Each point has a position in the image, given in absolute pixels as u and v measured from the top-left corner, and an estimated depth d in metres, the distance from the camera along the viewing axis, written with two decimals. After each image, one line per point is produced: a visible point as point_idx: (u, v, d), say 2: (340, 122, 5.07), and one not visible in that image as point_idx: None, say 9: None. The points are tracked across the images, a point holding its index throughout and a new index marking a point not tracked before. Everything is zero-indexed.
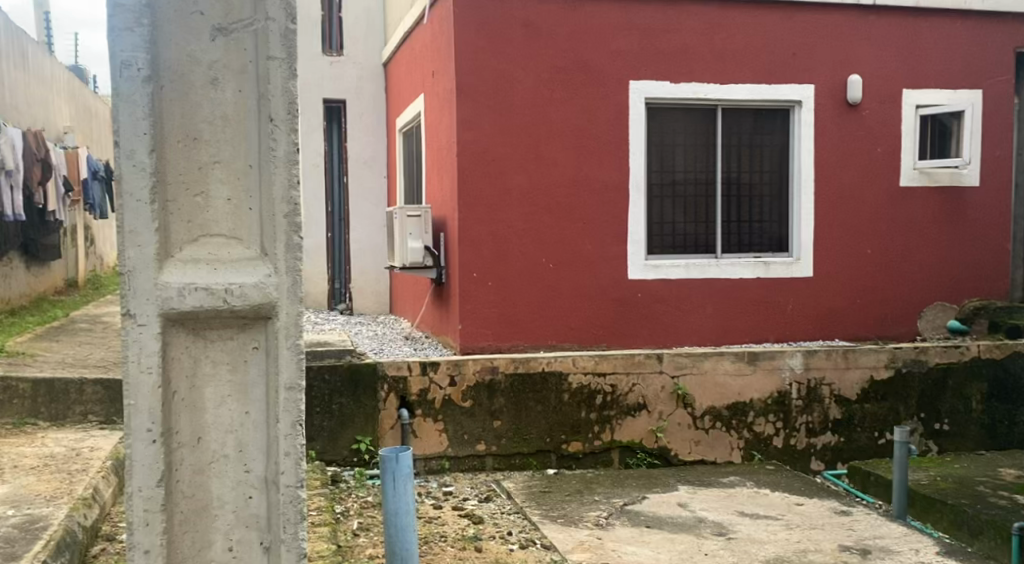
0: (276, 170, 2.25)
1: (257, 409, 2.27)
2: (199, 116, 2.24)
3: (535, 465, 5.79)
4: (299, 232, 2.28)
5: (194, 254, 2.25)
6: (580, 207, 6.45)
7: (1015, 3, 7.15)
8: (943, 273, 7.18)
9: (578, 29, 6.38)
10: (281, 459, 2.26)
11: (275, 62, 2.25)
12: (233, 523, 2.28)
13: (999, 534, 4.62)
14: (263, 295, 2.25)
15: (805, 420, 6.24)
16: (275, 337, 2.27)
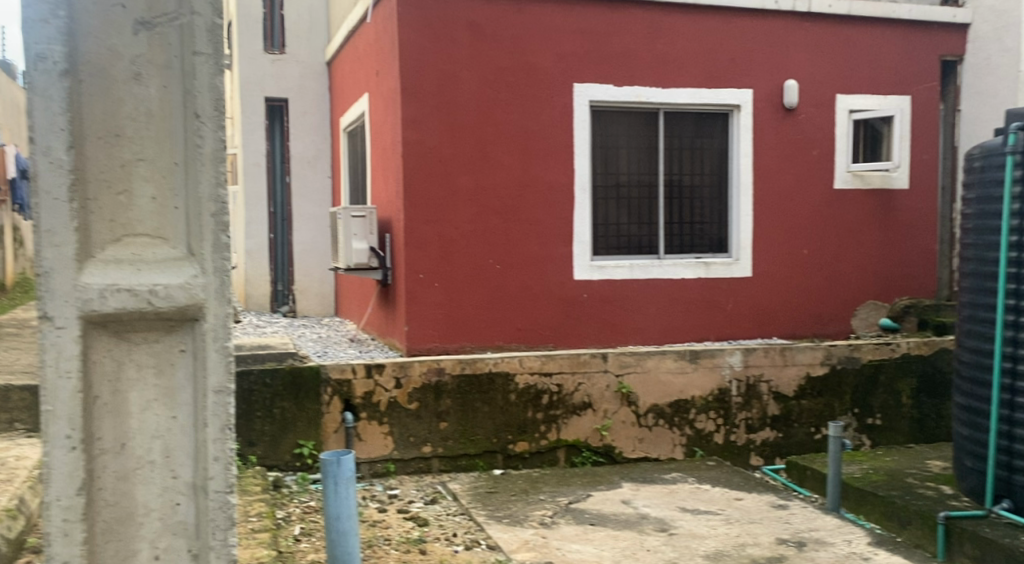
0: (203, 167, 2.18)
1: (184, 414, 2.21)
2: (122, 113, 2.14)
3: (482, 466, 5.80)
4: (227, 231, 2.21)
5: (116, 254, 2.16)
6: (526, 208, 6.45)
7: (941, 11, 7.36)
8: (878, 273, 7.36)
9: (520, 31, 6.38)
10: (211, 464, 2.20)
11: (201, 57, 2.18)
12: (158, 532, 2.21)
13: (926, 523, 4.74)
14: (190, 297, 2.17)
15: (745, 417, 6.33)
16: (202, 340, 2.19)
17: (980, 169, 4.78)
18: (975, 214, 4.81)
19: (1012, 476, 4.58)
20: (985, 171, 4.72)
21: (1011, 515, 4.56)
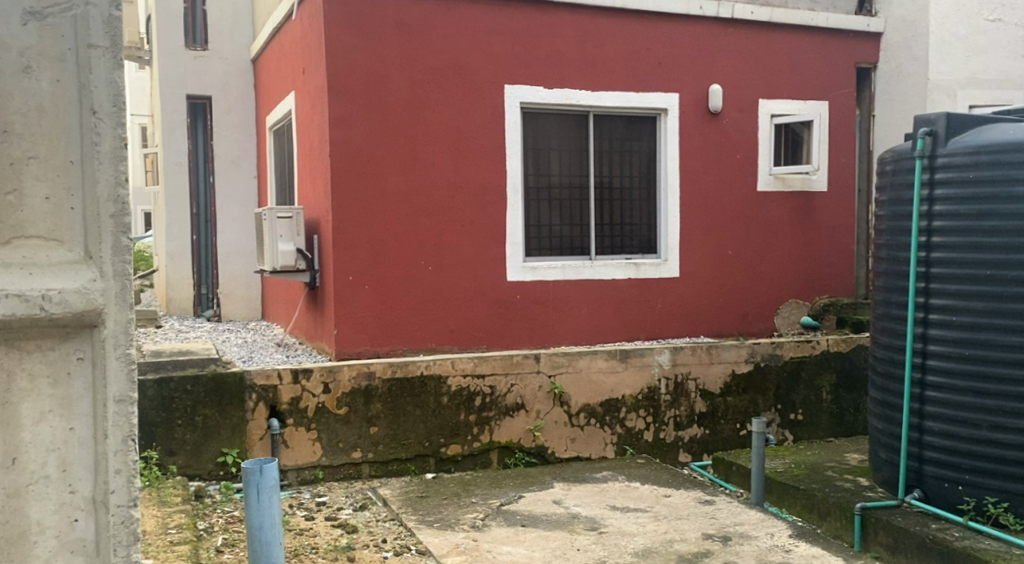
0: (102, 165, 1.80)
1: (84, 423, 1.81)
2: (12, 101, 1.73)
3: (413, 470, 5.75)
4: (126, 233, 1.85)
5: (7, 260, 1.73)
6: (457, 208, 6.41)
7: (856, 20, 7.55)
8: (799, 272, 7.54)
9: (450, 33, 6.34)
10: (112, 477, 1.83)
11: (97, 51, 1.80)
12: (54, 551, 1.79)
13: (844, 514, 4.87)
14: (87, 302, 1.77)
15: (673, 414, 6.41)
16: (103, 345, 1.81)
17: (892, 172, 4.93)
18: (888, 216, 4.95)
19: (923, 467, 4.73)
20: (897, 174, 4.87)
21: (922, 504, 4.71)
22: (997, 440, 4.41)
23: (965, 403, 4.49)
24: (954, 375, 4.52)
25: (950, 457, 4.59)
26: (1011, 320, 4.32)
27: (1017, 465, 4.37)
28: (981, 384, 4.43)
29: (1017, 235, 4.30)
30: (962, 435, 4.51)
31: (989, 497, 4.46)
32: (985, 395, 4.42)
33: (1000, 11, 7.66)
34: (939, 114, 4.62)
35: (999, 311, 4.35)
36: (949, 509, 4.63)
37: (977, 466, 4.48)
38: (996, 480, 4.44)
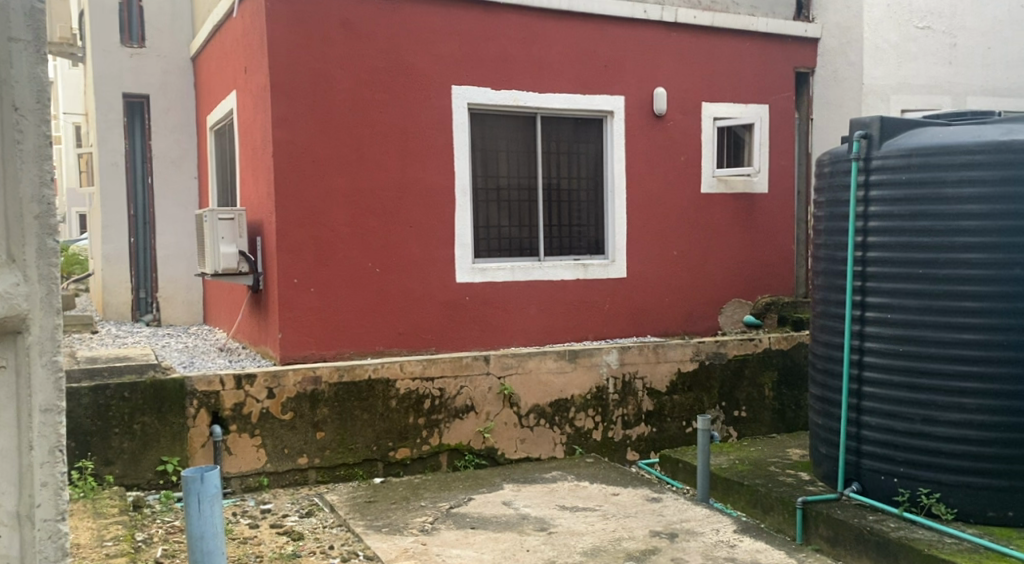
0: (23, 168, 2.02)
1: (6, 433, 2.03)
2: None
3: (361, 475, 5.69)
4: (52, 236, 2.08)
5: None
6: (405, 210, 6.37)
7: (794, 27, 7.73)
8: (742, 272, 7.65)
9: (395, 34, 6.30)
10: (37, 490, 2.05)
11: (18, 45, 2.03)
12: None
13: (786, 508, 4.95)
14: (11, 308, 1.99)
15: (621, 413, 6.45)
16: (26, 353, 2.04)
17: (829, 174, 5.02)
18: (826, 216, 5.03)
19: (860, 460, 4.82)
20: (834, 177, 4.96)
21: (860, 496, 4.81)
22: (930, 433, 4.53)
23: (900, 398, 4.60)
24: (890, 370, 4.63)
25: (885, 450, 4.69)
26: (944, 317, 4.45)
27: (949, 457, 4.50)
28: (915, 379, 4.54)
29: (948, 235, 4.43)
30: (898, 429, 4.62)
31: (922, 488, 4.59)
32: (918, 390, 4.54)
33: (930, 19, 7.64)
34: (873, 117, 4.73)
35: (932, 309, 4.48)
36: (885, 501, 4.74)
37: (912, 459, 4.59)
38: (929, 471, 4.56)
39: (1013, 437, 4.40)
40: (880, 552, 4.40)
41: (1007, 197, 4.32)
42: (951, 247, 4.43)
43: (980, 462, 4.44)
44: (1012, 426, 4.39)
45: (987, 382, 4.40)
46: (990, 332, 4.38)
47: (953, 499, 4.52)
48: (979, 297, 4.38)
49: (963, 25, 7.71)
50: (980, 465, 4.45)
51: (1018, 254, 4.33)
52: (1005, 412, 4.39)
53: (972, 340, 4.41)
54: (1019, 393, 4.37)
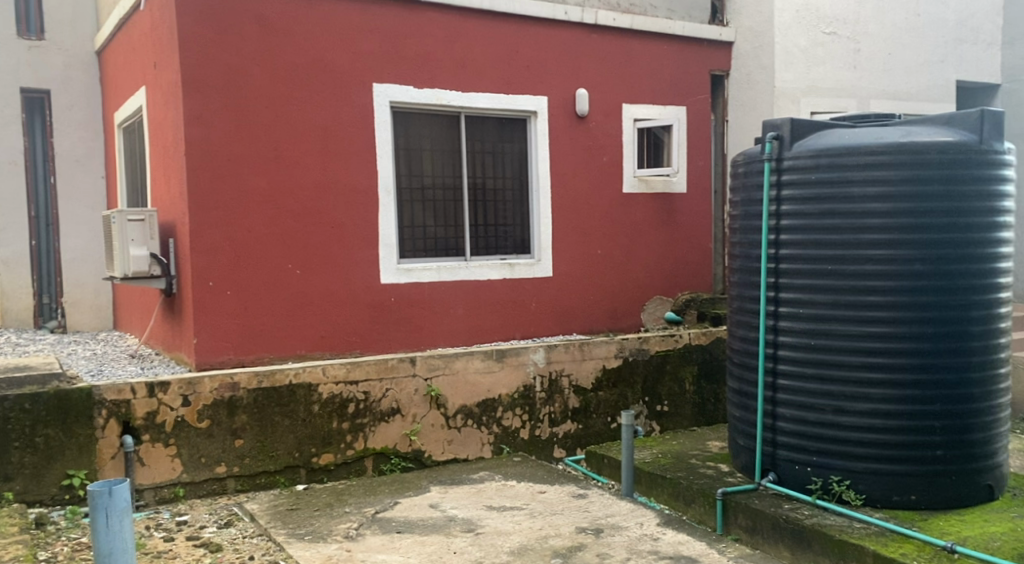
0: None
1: None
2: None
3: (283, 482, 5.57)
4: None
5: None
6: (326, 209, 6.26)
7: (710, 30, 7.85)
8: (663, 269, 7.73)
9: (314, 31, 6.19)
10: None
11: None
12: None
13: (706, 500, 5.02)
14: None
15: (548, 411, 6.46)
16: None
17: (743, 174, 5.09)
18: (741, 215, 5.11)
19: (776, 451, 4.91)
20: (748, 177, 5.03)
21: (776, 486, 4.89)
22: (840, 423, 4.66)
23: (812, 390, 4.72)
24: (804, 363, 4.74)
25: (799, 441, 4.80)
26: (851, 311, 4.59)
27: (858, 445, 4.63)
28: (826, 371, 4.67)
29: (855, 232, 4.58)
30: (811, 420, 4.73)
31: (833, 476, 4.71)
32: (829, 381, 4.66)
33: (835, 25, 7.86)
34: (784, 119, 4.82)
35: (840, 303, 4.61)
36: (799, 489, 4.84)
37: (823, 449, 4.71)
38: (840, 460, 4.69)
39: (916, 424, 4.57)
40: (794, 540, 4.52)
41: (909, 196, 4.50)
42: (857, 244, 4.57)
43: (887, 449, 4.59)
44: (915, 414, 4.56)
45: (892, 372, 4.55)
46: (895, 324, 4.54)
47: (861, 485, 4.66)
48: (884, 292, 4.54)
49: (866, 31, 8.01)
50: (886, 452, 4.60)
51: (919, 250, 4.51)
52: (909, 402, 4.55)
53: (878, 333, 4.56)
54: (922, 382, 4.55)
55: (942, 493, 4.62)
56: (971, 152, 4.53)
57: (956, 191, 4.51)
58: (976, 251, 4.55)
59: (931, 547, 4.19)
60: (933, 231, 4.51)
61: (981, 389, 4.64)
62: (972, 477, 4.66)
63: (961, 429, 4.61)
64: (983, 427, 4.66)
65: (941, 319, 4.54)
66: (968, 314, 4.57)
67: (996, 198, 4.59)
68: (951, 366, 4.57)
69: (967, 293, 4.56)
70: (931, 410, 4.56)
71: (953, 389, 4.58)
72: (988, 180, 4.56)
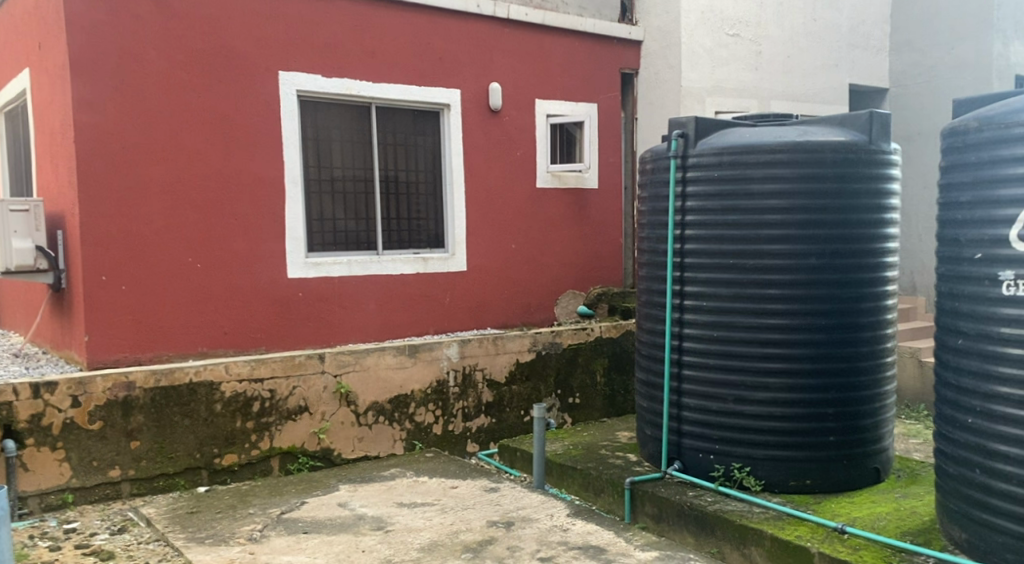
0: None
1: None
2: None
3: (183, 485, 5.38)
4: None
5: None
6: (228, 200, 6.06)
7: (620, 29, 7.89)
8: (575, 264, 7.75)
9: (217, 18, 5.98)
10: None
11: None
12: None
13: (616, 490, 5.05)
14: None
15: (461, 406, 6.40)
16: None
17: (651, 171, 5.12)
18: (649, 210, 5.13)
19: (682, 440, 4.96)
20: (655, 173, 5.06)
21: (682, 474, 4.94)
22: (741, 412, 4.73)
23: (715, 380, 4.78)
24: (707, 354, 4.80)
25: (703, 430, 4.86)
26: (751, 303, 4.67)
27: (758, 432, 4.72)
28: (728, 361, 4.74)
29: (754, 228, 4.65)
30: (714, 409, 4.80)
31: (735, 463, 4.78)
32: (731, 372, 4.73)
33: (738, 27, 8.00)
34: (689, 117, 4.88)
35: (741, 295, 4.69)
36: (702, 477, 4.91)
37: (726, 437, 4.79)
38: (741, 447, 4.76)
39: (812, 412, 4.67)
40: (697, 526, 4.58)
41: (804, 193, 4.59)
42: (756, 240, 4.65)
43: (785, 436, 4.69)
44: (810, 402, 4.67)
45: (789, 362, 4.65)
46: (791, 316, 4.63)
47: (761, 471, 4.75)
48: (780, 285, 4.63)
49: (767, 34, 8.18)
50: (783, 439, 4.69)
51: (814, 244, 4.61)
52: (804, 390, 4.66)
53: (776, 324, 4.65)
54: (816, 372, 4.66)
55: (834, 476, 4.75)
56: (860, 152, 4.64)
57: (847, 189, 4.62)
58: (866, 246, 4.68)
59: (823, 529, 4.29)
60: (827, 226, 4.61)
61: (871, 376, 4.78)
62: (863, 460, 4.80)
63: (853, 415, 4.74)
64: (872, 413, 4.80)
65: (834, 311, 4.66)
66: (858, 306, 4.70)
67: (885, 195, 4.72)
68: (843, 356, 4.69)
69: (858, 285, 4.68)
70: (825, 398, 4.68)
71: (846, 377, 4.70)
72: (878, 177, 4.69)
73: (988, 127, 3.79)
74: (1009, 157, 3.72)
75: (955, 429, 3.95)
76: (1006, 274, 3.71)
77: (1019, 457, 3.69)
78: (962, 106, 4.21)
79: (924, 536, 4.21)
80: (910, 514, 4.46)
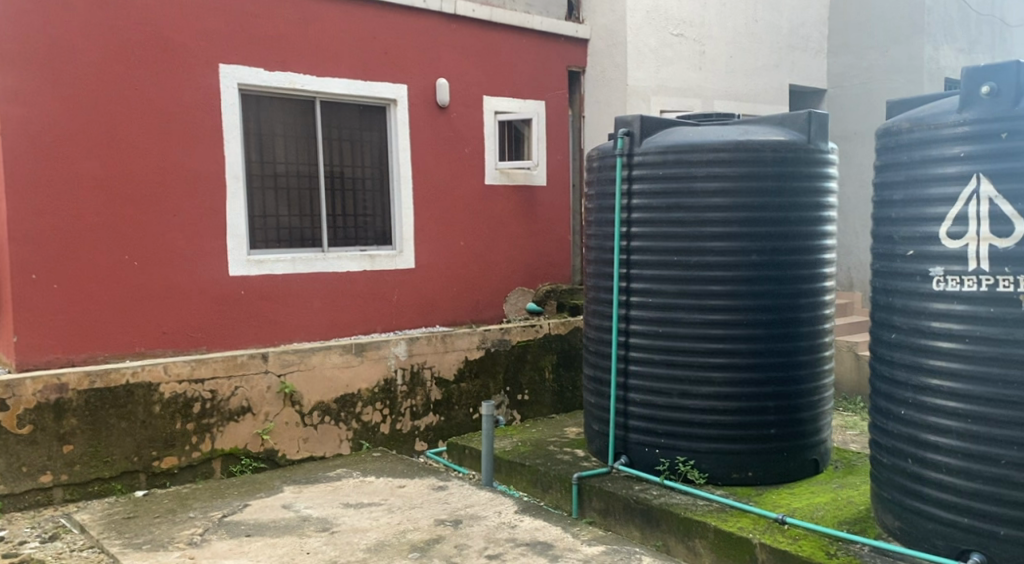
0: None
1: None
2: None
3: (119, 489, 5.23)
4: None
5: None
6: (166, 196, 5.91)
7: (566, 27, 7.88)
8: (522, 261, 7.71)
9: (155, 8, 5.82)
10: None
11: None
12: None
13: (564, 485, 5.03)
14: None
15: (409, 404, 6.33)
16: None
17: (597, 168, 5.11)
18: (596, 207, 5.12)
19: (628, 434, 4.96)
20: (602, 171, 5.05)
21: (628, 468, 4.94)
22: (685, 406, 4.74)
23: (660, 375, 4.79)
24: (653, 349, 4.80)
25: (649, 424, 4.87)
26: (694, 299, 4.69)
27: (701, 426, 4.73)
28: (672, 357, 4.75)
29: (697, 225, 4.67)
30: (659, 404, 4.81)
31: (679, 456, 4.80)
32: (675, 367, 4.75)
33: (683, 27, 8.04)
34: (634, 116, 4.87)
35: (685, 292, 4.70)
36: (648, 471, 4.91)
37: (670, 431, 4.80)
38: (685, 440, 4.78)
39: (753, 405, 4.71)
40: (643, 520, 4.59)
41: (746, 191, 4.62)
42: (699, 237, 4.67)
43: (728, 429, 4.71)
44: (751, 396, 4.70)
45: (731, 356, 4.67)
46: (733, 311, 4.66)
47: (704, 464, 4.77)
48: (723, 281, 4.65)
49: (710, 34, 8.23)
50: (726, 432, 4.72)
51: (755, 241, 4.64)
52: (745, 384, 4.69)
53: (717, 319, 4.67)
54: (757, 366, 4.69)
55: (775, 468, 4.79)
56: (799, 151, 4.68)
57: (787, 187, 4.65)
58: (804, 243, 4.72)
59: (765, 520, 4.32)
60: (767, 224, 4.65)
61: (809, 370, 4.83)
62: (802, 453, 4.85)
63: (793, 408, 4.79)
64: (810, 406, 4.85)
65: (775, 306, 4.70)
66: (797, 302, 4.74)
67: (822, 193, 4.78)
68: (784, 351, 4.73)
69: (797, 282, 4.73)
70: (766, 391, 4.72)
71: (785, 371, 4.74)
72: (816, 177, 4.74)
73: (919, 128, 3.83)
74: (939, 157, 3.75)
75: (889, 421, 4.00)
76: (936, 270, 3.76)
77: (949, 446, 3.74)
78: (894, 108, 4.26)
79: (861, 524, 4.26)
80: (846, 503, 4.52)
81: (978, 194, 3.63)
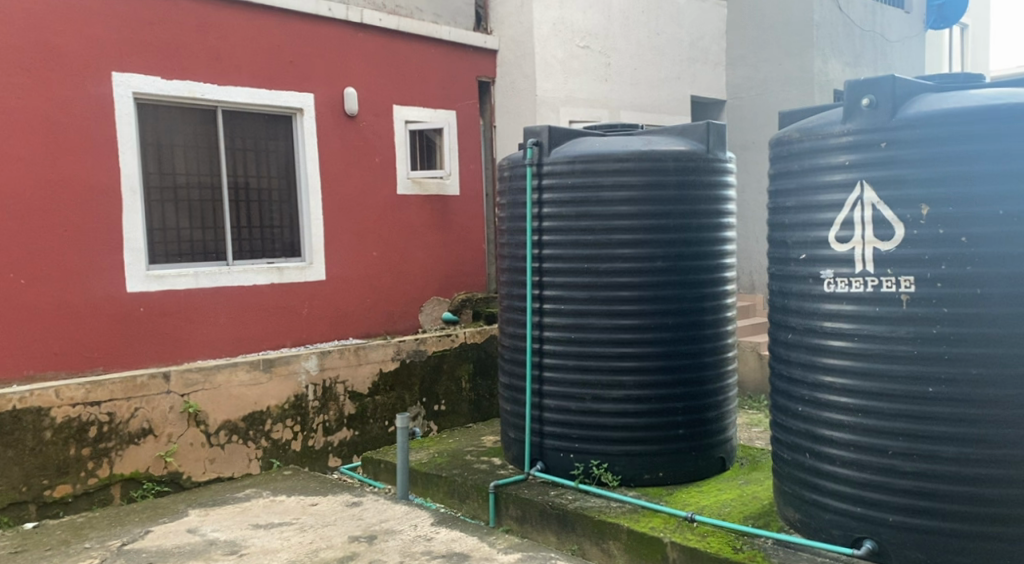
0: None
1: None
2: None
3: (7, 522, 4.95)
4: None
5: None
6: (55, 211, 5.64)
7: (474, 37, 7.85)
8: (435, 272, 7.63)
9: (42, 14, 5.56)
10: None
11: None
12: None
13: (480, 495, 4.98)
14: None
15: (321, 420, 6.18)
16: None
17: (508, 178, 5.07)
18: (507, 216, 5.09)
19: (543, 441, 4.94)
20: (513, 181, 5.02)
21: (543, 475, 4.92)
22: (597, 410, 4.74)
23: (573, 381, 4.78)
24: (566, 356, 4.79)
25: (562, 430, 4.85)
26: (605, 304, 4.69)
27: (613, 429, 4.74)
28: (585, 362, 4.74)
29: (605, 233, 4.68)
30: (572, 409, 4.80)
31: (593, 460, 4.79)
32: (587, 372, 4.74)
33: (589, 39, 8.08)
34: (543, 126, 4.86)
35: (595, 297, 4.70)
36: (563, 476, 4.90)
37: (584, 435, 4.79)
38: (598, 444, 4.77)
39: (662, 407, 4.74)
40: (558, 525, 4.57)
41: (650, 199, 4.66)
42: (607, 244, 4.68)
43: (639, 431, 4.73)
44: (661, 397, 4.73)
45: (641, 359, 4.70)
46: (642, 316, 4.68)
47: (617, 466, 4.77)
48: (631, 287, 4.67)
49: (615, 46, 8.31)
50: (637, 434, 4.73)
51: (660, 247, 4.68)
52: (655, 385, 4.72)
53: (627, 323, 4.69)
54: (665, 368, 4.73)
55: (685, 468, 4.83)
56: (699, 161, 4.74)
57: (688, 194, 4.71)
58: (706, 249, 4.79)
59: (675, 519, 4.34)
60: (671, 231, 4.69)
61: (714, 371, 4.88)
62: (709, 452, 4.91)
63: (700, 409, 4.83)
64: (716, 406, 4.91)
65: (681, 310, 4.74)
66: (701, 305, 4.80)
67: (722, 201, 4.85)
68: (692, 353, 4.78)
69: (700, 286, 4.79)
70: (675, 393, 4.75)
71: (692, 372, 4.79)
72: (716, 185, 4.81)
73: (807, 138, 3.91)
74: (824, 166, 3.84)
75: (790, 418, 4.07)
76: (826, 273, 3.84)
77: (844, 441, 3.81)
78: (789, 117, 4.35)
79: (764, 519, 4.32)
80: (751, 499, 4.58)
81: (863, 200, 3.71)
